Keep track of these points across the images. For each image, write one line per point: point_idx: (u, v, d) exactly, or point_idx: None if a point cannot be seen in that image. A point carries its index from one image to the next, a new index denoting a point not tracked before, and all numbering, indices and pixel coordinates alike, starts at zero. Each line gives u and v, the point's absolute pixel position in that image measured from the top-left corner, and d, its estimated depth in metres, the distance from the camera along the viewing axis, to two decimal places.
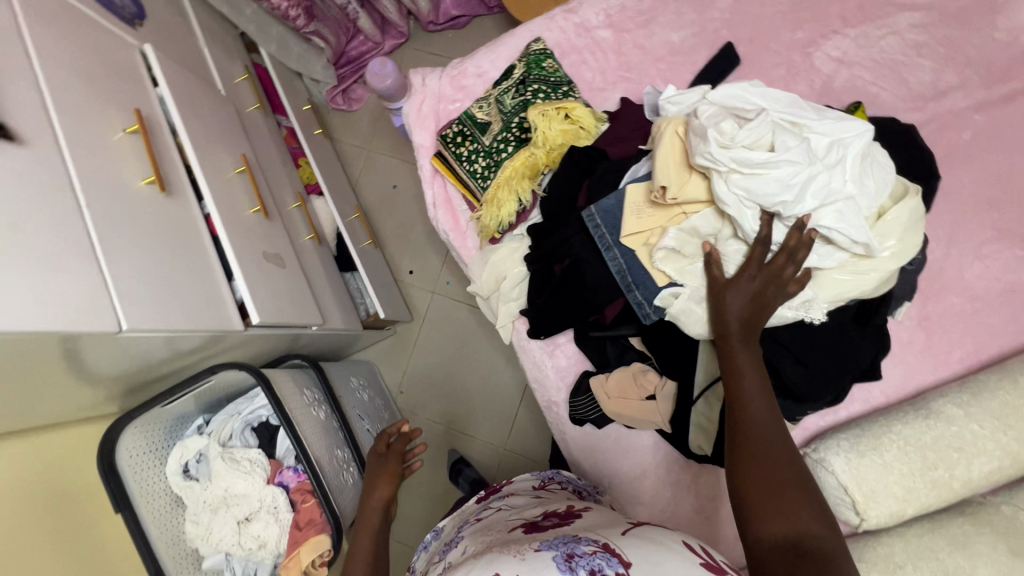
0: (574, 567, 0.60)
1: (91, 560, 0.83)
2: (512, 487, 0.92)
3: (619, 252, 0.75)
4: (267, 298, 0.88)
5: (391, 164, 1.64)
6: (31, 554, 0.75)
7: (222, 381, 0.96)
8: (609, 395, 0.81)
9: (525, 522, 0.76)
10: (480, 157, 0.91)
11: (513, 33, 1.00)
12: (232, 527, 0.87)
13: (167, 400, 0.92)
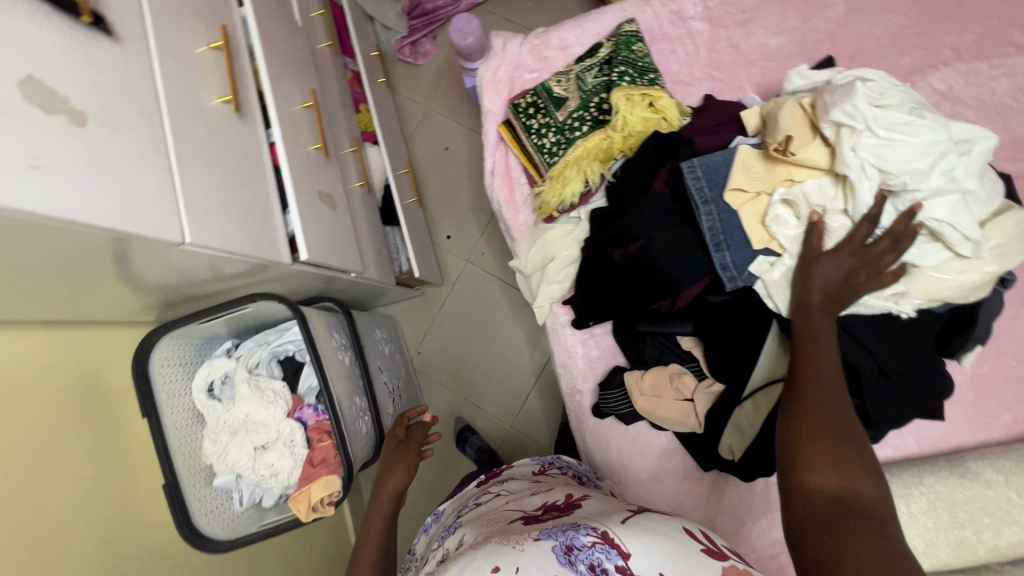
0: (575, 563, 0.60)
1: (113, 457, 0.86)
2: (513, 471, 0.92)
3: (717, 208, 0.70)
4: (317, 237, 0.88)
5: (447, 125, 1.62)
6: (60, 441, 0.77)
7: (258, 310, 0.97)
8: (643, 392, 0.81)
9: (524, 513, 0.74)
10: (551, 132, 0.89)
11: (605, 10, 0.97)
12: (247, 452, 0.88)
13: (202, 319, 0.93)
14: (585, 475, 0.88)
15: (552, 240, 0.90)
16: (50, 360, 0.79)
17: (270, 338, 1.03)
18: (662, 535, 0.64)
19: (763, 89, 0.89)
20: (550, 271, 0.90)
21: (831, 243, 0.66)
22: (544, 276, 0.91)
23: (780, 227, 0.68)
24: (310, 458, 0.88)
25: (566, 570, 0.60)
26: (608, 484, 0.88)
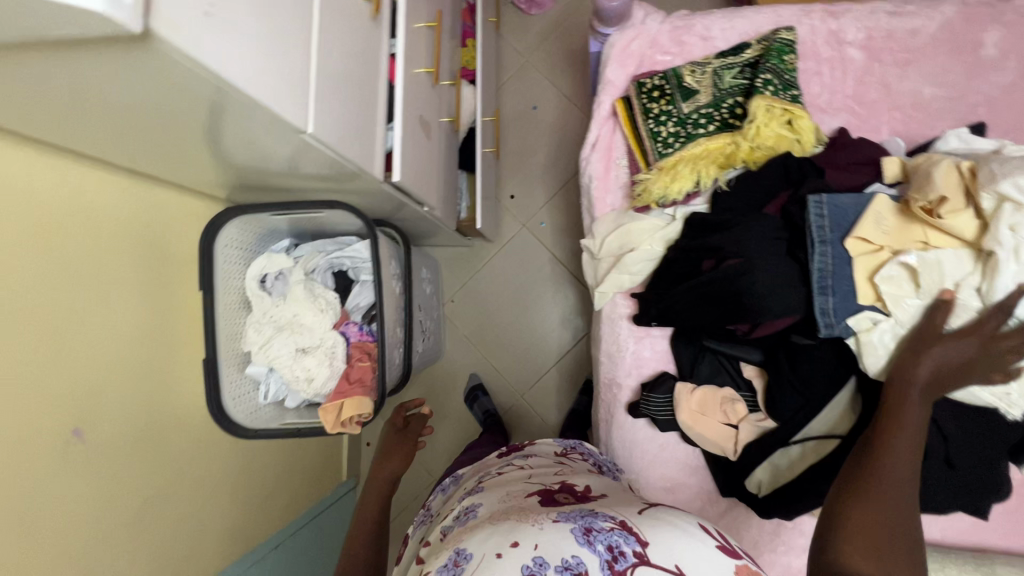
0: (594, 544, 0.59)
1: (160, 319, 0.87)
2: (533, 447, 0.92)
3: (834, 250, 0.68)
4: (410, 160, 0.86)
5: (541, 84, 1.56)
6: (119, 289, 0.78)
7: (329, 217, 0.97)
8: (691, 405, 0.80)
9: (542, 492, 0.73)
10: (670, 122, 0.85)
11: (760, 10, 0.91)
12: (286, 351, 0.89)
13: (274, 211, 0.93)
14: (604, 463, 0.88)
15: (638, 231, 0.89)
16: (126, 208, 0.79)
17: (331, 248, 1.03)
18: (678, 528, 0.63)
19: (901, 138, 0.85)
20: (628, 260, 0.89)
21: (954, 324, 0.64)
22: (619, 263, 0.90)
23: (890, 283, 0.66)
24: (346, 372, 0.89)
25: (585, 551, 0.58)
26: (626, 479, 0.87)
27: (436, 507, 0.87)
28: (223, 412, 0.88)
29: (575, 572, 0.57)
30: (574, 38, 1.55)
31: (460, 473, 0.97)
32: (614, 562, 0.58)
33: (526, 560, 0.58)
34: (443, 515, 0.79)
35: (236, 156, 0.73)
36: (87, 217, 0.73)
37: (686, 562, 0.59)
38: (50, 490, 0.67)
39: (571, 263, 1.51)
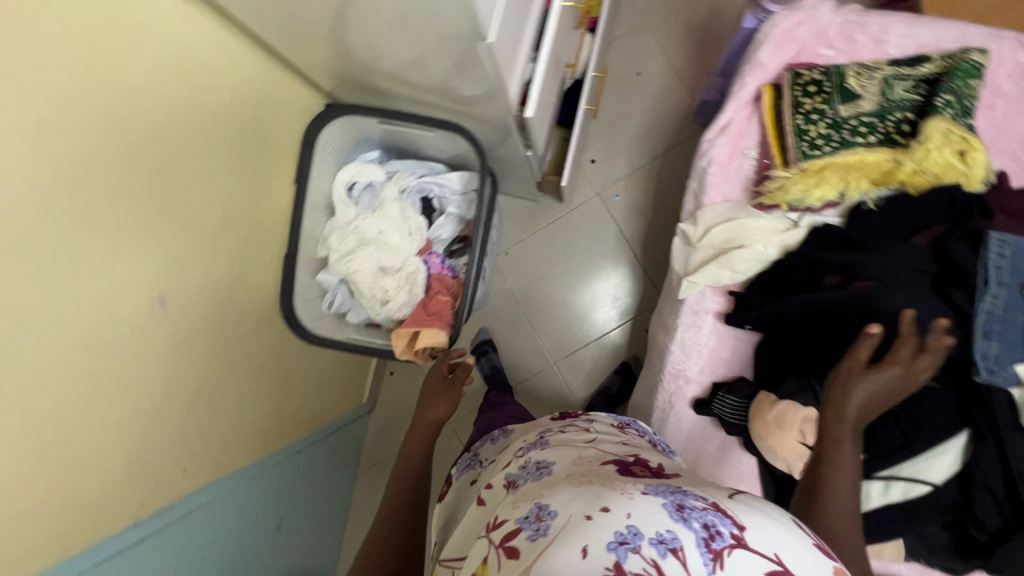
0: (688, 520, 0.47)
1: (244, 200, 0.82)
2: (589, 417, 0.89)
3: (1006, 296, 0.65)
4: (544, 98, 0.81)
5: (652, 50, 1.46)
6: (208, 156, 0.73)
7: (433, 138, 0.93)
8: (773, 417, 0.78)
9: (616, 463, 0.69)
10: (823, 122, 0.81)
11: (946, 22, 0.83)
12: (368, 265, 0.85)
13: (383, 118, 0.88)
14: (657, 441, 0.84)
15: (755, 228, 0.85)
16: (228, 70, 0.74)
17: (424, 171, 0.99)
18: (777, 518, 0.49)
19: None
20: (734, 257, 0.86)
21: None
22: (723, 258, 0.87)
23: None
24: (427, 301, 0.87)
25: (680, 527, 0.46)
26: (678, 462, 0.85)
27: (490, 454, 0.91)
28: (292, 313, 0.86)
29: (669, 549, 0.44)
30: (698, 8, 1.45)
31: (510, 428, 0.98)
32: (710, 540, 0.45)
33: (615, 527, 0.46)
34: (502, 461, 0.82)
35: (373, 54, 0.71)
36: (197, 77, 0.68)
37: (791, 559, 0.46)
38: (129, 353, 0.65)
39: (636, 243, 1.46)
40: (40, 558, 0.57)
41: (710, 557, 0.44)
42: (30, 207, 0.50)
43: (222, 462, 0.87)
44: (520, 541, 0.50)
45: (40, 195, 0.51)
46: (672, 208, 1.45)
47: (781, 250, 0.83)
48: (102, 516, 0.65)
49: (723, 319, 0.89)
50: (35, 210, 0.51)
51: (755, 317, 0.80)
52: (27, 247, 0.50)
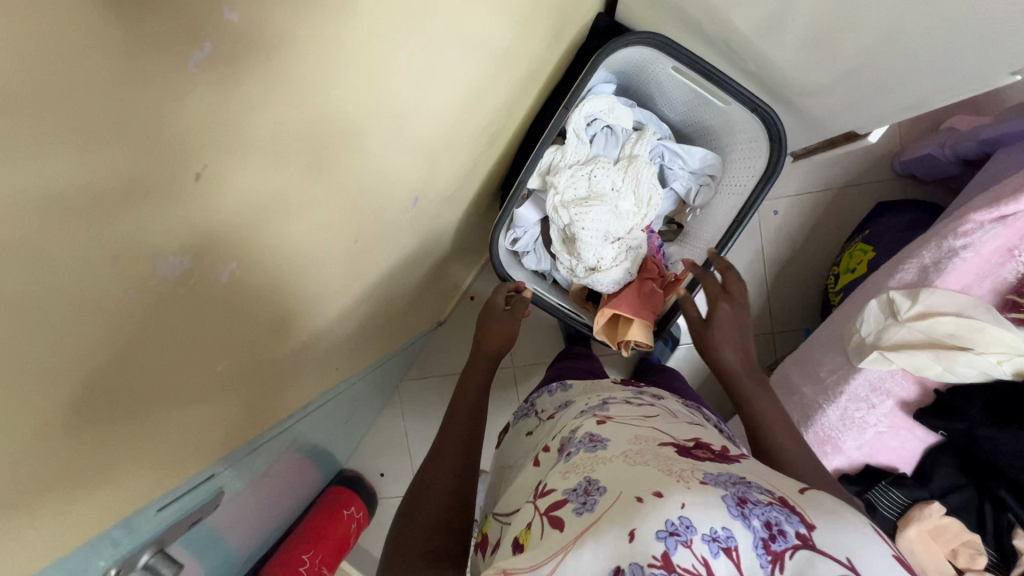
0: (748, 517, 0.38)
1: (491, 106, 0.66)
2: (656, 390, 0.74)
3: None
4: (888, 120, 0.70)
5: None
6: (501, 44, 0.56)
7: (710, 112, 0.80)
8: (926, 524, 0.82)
9: (675, 441, 0.51)
10: None
11: None
12: (596, 224, 0.79)
13: (677, 66, 0.73)
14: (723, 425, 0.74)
15: (991, 339, 0.78)
16: None
17: (667, 136, 0.88)
18: (855, 521, 0.39)
19: None
20: (960, 358, 0.79)
21: None
22: (944, 352, 0.80)
23: None
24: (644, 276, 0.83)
25: (737, 524, 0.38)
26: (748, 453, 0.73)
27: (546, 406, 0.76)
28: (494, 239, 0.81)
29: (722, 549, 0.37)
30: None
31: (570, 380, 0.82)
32: (770, 542, 0.37)
33: (666, 515, 0.38)
34: (558, 420, 0.66)
35: (720, 24, 0.67)
36: None
37: (875, 573, 0.36)
38: (360, 249, 0.55)
39: (771, 264, 1.36)
40: (219, 438, 0.50)
41: (766, 559, 0.36)
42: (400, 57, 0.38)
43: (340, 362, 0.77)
44: (565, 512, 0.44)
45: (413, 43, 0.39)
46: (826, 244, 1.33)
47: (1015, 373, 0.77)
48: (263, 401, 0.57)
49: (907, 409, 0.87)
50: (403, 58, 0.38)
51: (959, 429, 0.81)
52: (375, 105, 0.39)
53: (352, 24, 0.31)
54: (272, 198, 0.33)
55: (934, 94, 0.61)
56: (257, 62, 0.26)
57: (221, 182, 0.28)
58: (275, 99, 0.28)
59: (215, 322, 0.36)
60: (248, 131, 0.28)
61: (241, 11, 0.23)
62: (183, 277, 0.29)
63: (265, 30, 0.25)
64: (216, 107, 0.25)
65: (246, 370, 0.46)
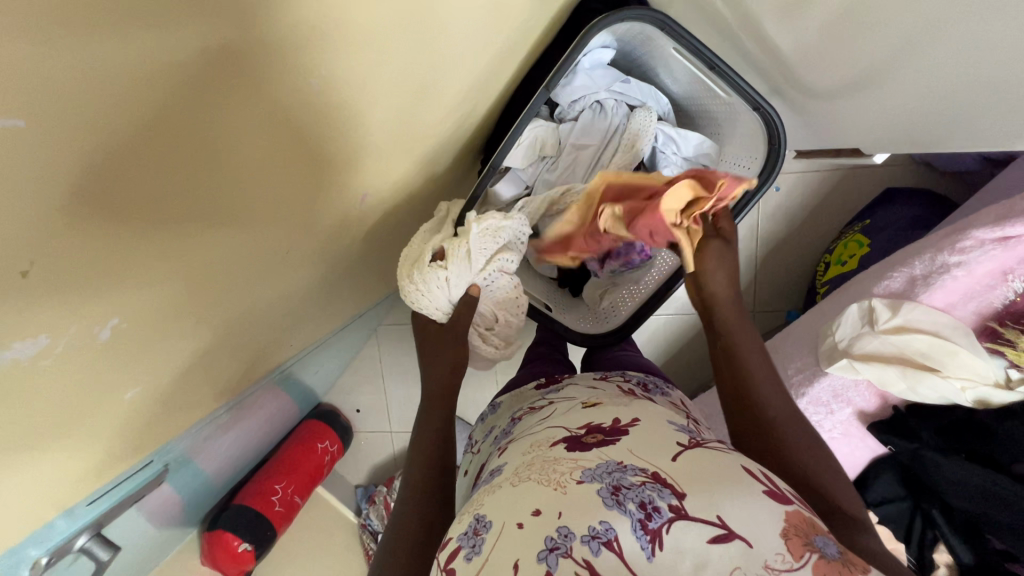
0: (623, 504, 0.41)
1: (454, 99, 0.59)
2: (573, 379, 0.74)
3: None
4: (917, 134, 0.63)
5: None
6: (455, 30, 0.48)
7: (711, 100, 0.75)
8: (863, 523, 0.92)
9: (567, 437, 0.53)
10: None
11: None
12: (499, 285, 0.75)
13: (680, 48, 0.67)
14: (649, 381, 0.72)
15: (963, 363, 0.76)
16: None
17: (666, 117, 0.82)
18: (732, 483, 0.42)
19: None
20: (925, 379, 0.78)
21: None
22: (912, 370, 0.79)
23: None
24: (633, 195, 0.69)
25: (614, 514, 0.40)
26: (678, 394, 0.71)
27: (478, 440, 0.74)
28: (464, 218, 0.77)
29: (603, 544, 0.39)
30: None
31: (499, 399, 0.81)
32: (647, 522, 0.40)
33: (545, 532, 0.40)
34: (481, 457, 0.67)
35: (739, 8, 0.63)
36: None
37: (742, 519, 0.39)
38: (295, 256, 0.51)
39: (764, 242, 1.30)
40: (150, 443, 0.50)
41: (645, 539, 0.39)
42: (312, 89, 0.34)
43: (292, 340, 0.75)
44: (457, 562, 0.43)
45: (320, 67, 0.33)
46: (824, 227, 1.27)
47: (976, 401, 0.76)
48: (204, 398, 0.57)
49: (863, 419, 0.89)
50: (316, 87, 0.35)
51: (908, 448, 0.82)
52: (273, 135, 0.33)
53: (205, 69, 0.26)
54: (148, 257, 0.29)
55: (953, 109, 0.55)
56: (82, 150, 0.22)
57: (55, 279, 0.24)
58: (123, 171, 0.25)
59: (113, 368, 0.33)
60: (91, 207, 0.24)
61: (28, 114, 0.19)
62: (42, 351, 0.26)
63: (82, 120, 0.21)
64: (30, 206, 0.21)
65: (170, 388, 0.45)
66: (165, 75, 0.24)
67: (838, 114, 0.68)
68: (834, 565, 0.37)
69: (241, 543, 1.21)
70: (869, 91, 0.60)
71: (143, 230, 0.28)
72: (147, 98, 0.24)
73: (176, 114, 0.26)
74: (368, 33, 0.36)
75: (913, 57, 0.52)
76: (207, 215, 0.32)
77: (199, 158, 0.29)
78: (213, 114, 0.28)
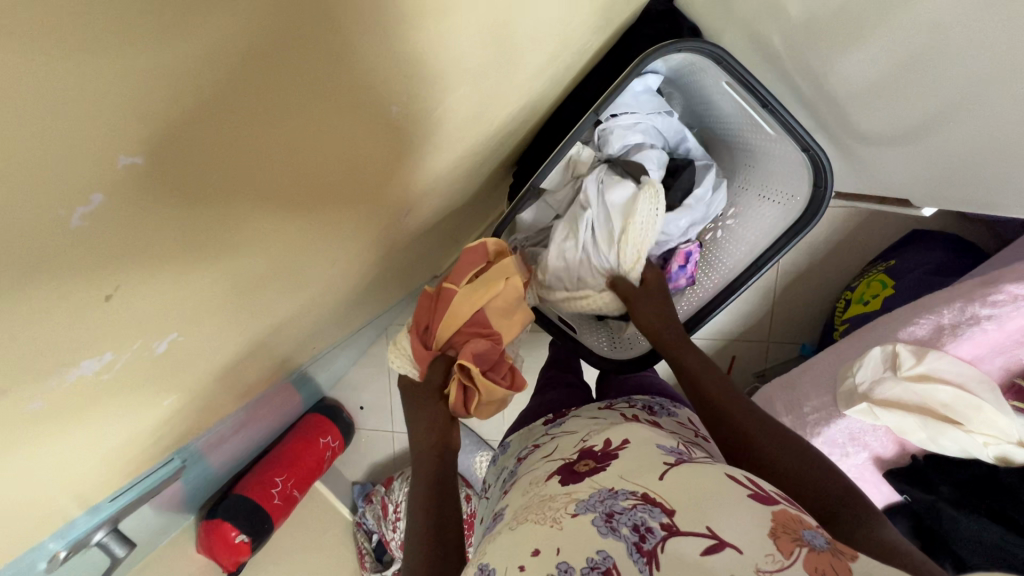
0: (617, 529, 0.40)
1: (504, 120, 0.59)
2: (578, 411, 0.72)
3: None
4: (964, 187, 0.63)
5: None
6: (519, 58, 0.48)
7: (755, 135, 0.75)
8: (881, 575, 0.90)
9: (561, 467, 0.54)
10: None
11: None
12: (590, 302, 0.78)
13: (731, 83, 0.67)
14: (654, 404, 0.71)
15: (977, 417, 0.76)
16: None
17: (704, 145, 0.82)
18: (717, 492, 0.42)
19: None
20: (946, 431, 0.77)
21: None
22: (932, 421, 0.78)
23: None
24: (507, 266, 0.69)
25: (610, 541, 0.39)
26: (684, 414, 0.69)
27: (490, 483, 0.72)
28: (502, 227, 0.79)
29: (603, 573, 0.37)
30: None
31: (508, 439, 0.79)
32: (642, 543, 0.39)
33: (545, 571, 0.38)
34: (490, 504, 0.65)
35: (791, 48, 0.63)
36: None
37: (731, 523, 0.38)
38: (337, 267, 0.50)
39: (784, 275, 1.29)
40: (174, 444, 0.49)
41: (642, 561, 0.37)
42: (385, 112, 0.34)
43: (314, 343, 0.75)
44: None
45: (397, 95, 0.34)
46: (846, 265, 1.27)
47: (997, 457, 0.76)
48: (229, 401, 0.56)
49: (879, 464, 0.89)
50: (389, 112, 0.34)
51: (926, 500, 0.82)
52: (340, 153, 0.33)
53: (302, 90, 0.25)
54: (213, 276, 0.29)
55: (999, 164, 0.55)
56: (183, 182, 0.22)
57: (136, 301, 0.24)
58: (204, 192, 0.24)
59: (161, 377, 0.33)
60: (169, 232, 0.23)
61: (145, 150, 0.19)
62: (105, 367, 0.25)
63: (191, 150, 0.21)
64: (127, 232, 0.21)
65: (203, 392, 0.45)
66: (268, 108, 0.24)
67: (880, 159, 0.69)
68: (824, 556, 0.35)
69: (239, 534, 1.20)
70: (921, 140, 0.60)
71: (208, 251, 0.27)
72: (252, 129, 0.24)
73: (263, 137, 0.25)
74: (441, 60, 0.35)
75: (964, 113, 0.52)
76: (267, 233, 0.32)
77: (282, 180, 0.29)
78: (304, 137, 0.28)
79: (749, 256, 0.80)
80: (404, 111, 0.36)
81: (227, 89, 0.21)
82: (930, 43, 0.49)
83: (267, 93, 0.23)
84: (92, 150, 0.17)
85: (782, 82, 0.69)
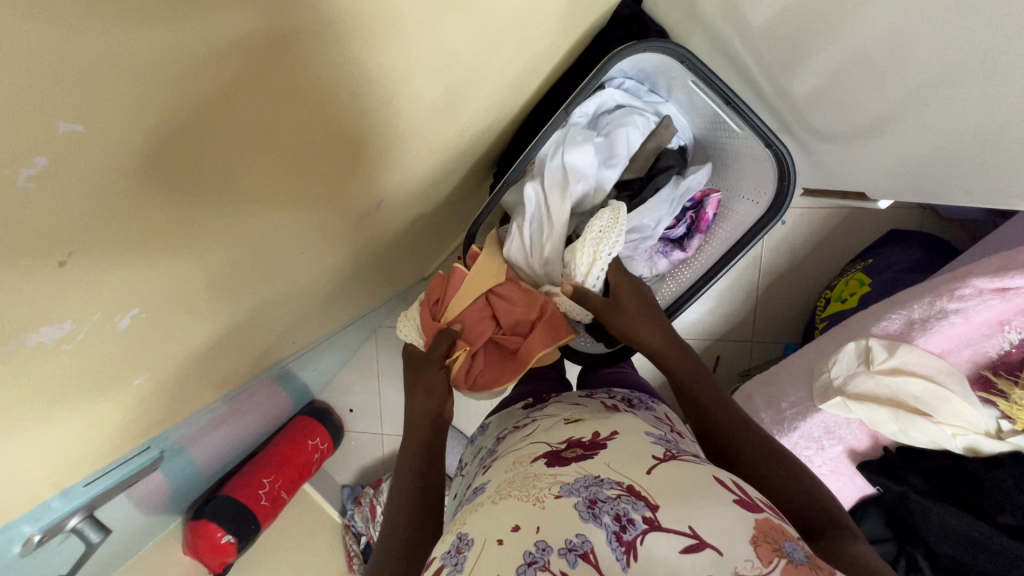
0: (598, 516, 0.41)
1: (476, 116, 0.60)
2: (559, 397, 0.74)
3: None
4: (928, 181, 0.65)
5: None
6: (485, 54, 0.50)
7: (723, 133, 0.77)
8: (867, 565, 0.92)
9: (548, 452, 0.55)
10: None
11: None
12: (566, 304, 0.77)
13: (697, 82, 0.70)
14: (633, 397, 0.73)
15: (954, 410, 0.77)
16: None
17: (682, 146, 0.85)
18: (706, 492, 0.42)
19: None
20: (917, 423, 0.79)
21: None
22: (904, 414, 0.80)
23: None
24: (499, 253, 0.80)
25: (591, 527, 0.41)
26: (662, 409, 0.71)
27: (466, 463, 0.73)
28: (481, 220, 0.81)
29: (580, 556, 0.39)
30: None
31: (486, 420, 0.80)
32: (621, 533, 0.40)
33: (523, 548, 0.40)
34: (465, 480, 0.67)
35: (755, 49, 0.65)
36: None
37: (713, 524, 0.39)
38: (310, 255, 0.52)
39: (767, 273, 1.31)
40: (149, 429, 0.51)
41: (620, 551, 0.39)
42: (342, 101, 0.35)
43: (295, 337, 0.76)
44: None
45: (355, 84, 0.35)
46: (827, 264, 1.28)
47: (965, 447, 0.77)
48: (206, 390, 0.57)
49: (853, 457, 0.90)
50: (347, 101, 0.35)
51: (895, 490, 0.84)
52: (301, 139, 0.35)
53: (255, 76, 0.27)
54: (174, 253, 0.31)
55: (958, 159, 0.57)
56: (132, 157, 0.23)
57: (92, 269, 0.25)
58: (157, 168, 0.25)
59: (126, 355, 0.34)
60: (121, 204, 0.25)
61: (88, 119, 0.20)
62: (66, 336, 0.27)
63: (138, 126, 0.22)
64: (77, 200, 0.22)
65: (177, 374, 0.46)
66: (225, 90, 0.26)
67: (847, 157, 0.70)
68: (801, 569, 0.37)
69: (225, 535, 1.19)
70: (880, 137, 0.62)
71: (166, 227, 0.28)
72: (208, 109, 0.25)
73: (219, 121, 0.26)
74: (401, 59, 0.37)
75: (920, 111, 0.54)
76: (229, 214, 0.33)
77: (242, 160, 0.30)
78: (260, 121, 0.29)
79: (722, 251, 0.83)
80: (367, 101, 0.38)
81: (172, 68, 0.22)
82: (883, 44, 0.51)
83: (217, 76, 0.24)
84: (35, 117, 0.18)
85: (749, 82, 0.72)
